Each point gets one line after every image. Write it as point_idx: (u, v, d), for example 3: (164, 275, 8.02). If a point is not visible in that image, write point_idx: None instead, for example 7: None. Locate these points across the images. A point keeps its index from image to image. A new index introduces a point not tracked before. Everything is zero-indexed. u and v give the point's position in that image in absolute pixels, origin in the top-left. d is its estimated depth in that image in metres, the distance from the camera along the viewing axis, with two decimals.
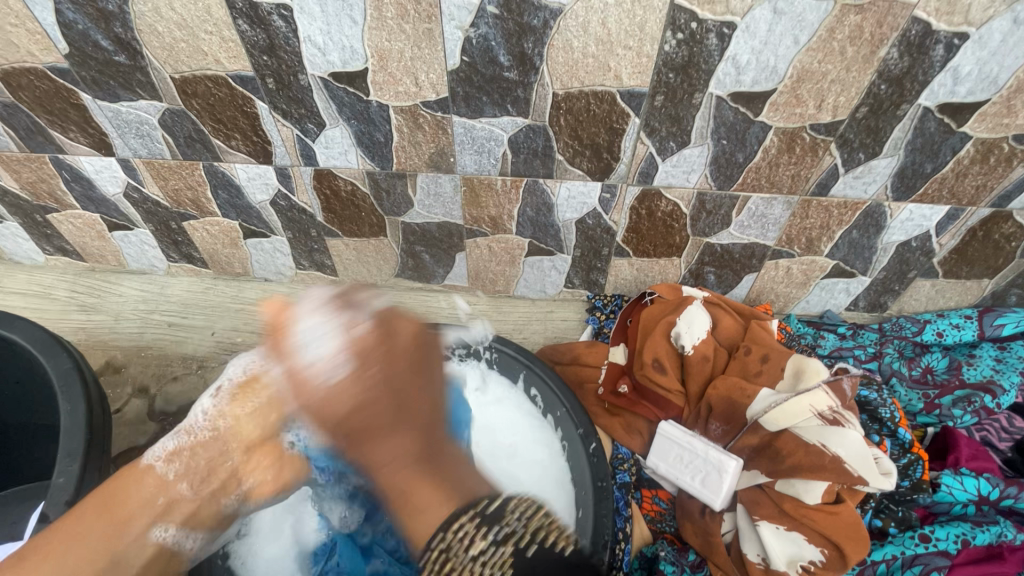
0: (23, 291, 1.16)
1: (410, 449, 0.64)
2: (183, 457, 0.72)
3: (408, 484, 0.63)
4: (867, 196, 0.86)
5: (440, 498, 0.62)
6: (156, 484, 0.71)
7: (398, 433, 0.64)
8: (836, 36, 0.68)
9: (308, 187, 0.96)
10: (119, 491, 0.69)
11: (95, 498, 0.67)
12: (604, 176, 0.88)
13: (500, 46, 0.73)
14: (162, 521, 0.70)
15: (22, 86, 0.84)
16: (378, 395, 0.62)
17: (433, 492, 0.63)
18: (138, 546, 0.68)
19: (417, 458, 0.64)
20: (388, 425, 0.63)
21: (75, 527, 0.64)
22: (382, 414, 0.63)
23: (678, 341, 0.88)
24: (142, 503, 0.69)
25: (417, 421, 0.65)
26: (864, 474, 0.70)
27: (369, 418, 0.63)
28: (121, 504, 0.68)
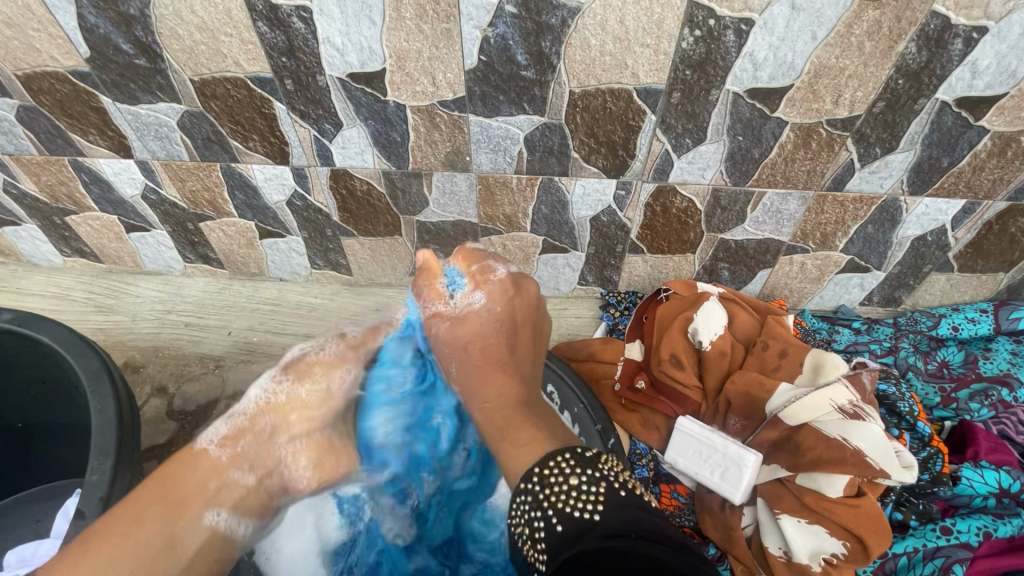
0: (42, 293, 1.17)
1: (510, 396, 0.73)
2: (238, 441, 0.69)
3: (504, 427, 0.70)
4: (883, 191, 0.86)
5: (541, 439, 0.66)
6: (210, 470, 0.67)
7: (496, 378, 0.74)
8: (854, 31, 0.68)
9: (324, 188, 0.96)
10: (172, 480, 0.64)
11: (148, 489, 0.63)
12: (619, 173, 0.88)
13: (518, 45, 0.73)
14: (215, 504, 0.66)
15: (43, 90, 0.85)
16: (475, 346, 0.74)
17: (535, 433, 0.67)
18: (195, 532, 0.64)
19: (506, 404, 0.72)
20: (500, 377, 0.74)
21: (132, 513, 0.60)
22: (487, 361, 0.74)
23: (695, 337, 0.88)
24: (197, 489, 0.65)
25: (519, 374, 0.74)
26: (886, 467, 0.70)
27: (477, 365, 0.74)
28: (176, 493, 0.64)
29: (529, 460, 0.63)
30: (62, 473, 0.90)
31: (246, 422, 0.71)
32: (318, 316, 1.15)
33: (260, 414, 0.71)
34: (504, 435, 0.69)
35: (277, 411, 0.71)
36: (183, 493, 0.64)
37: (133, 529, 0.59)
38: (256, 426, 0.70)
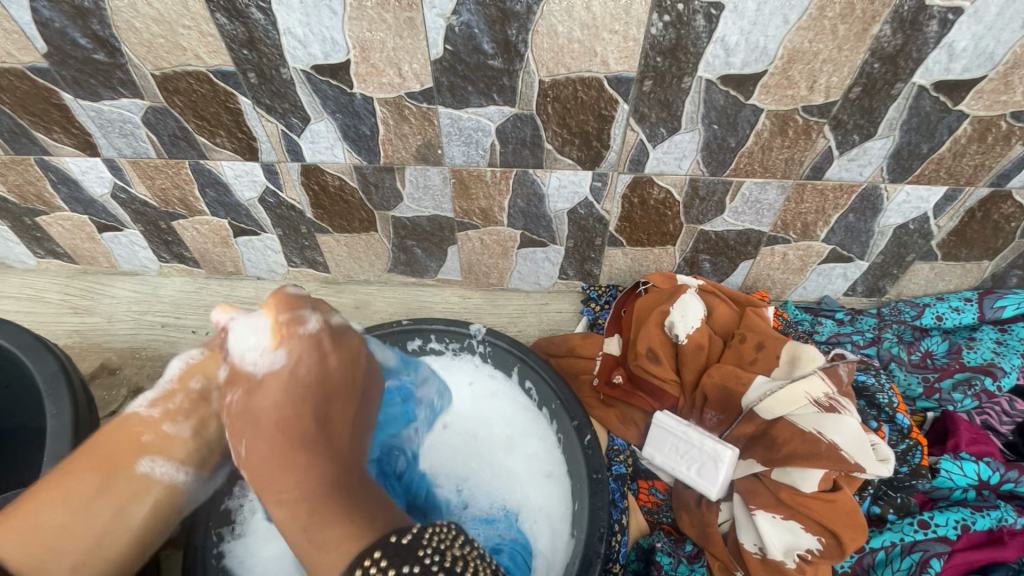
0: (16, 295, 1.15)
1: (312, 484, 0.58)
2: (169, 399, 0.70)
3: (305, 529, 0.57)
4: (862, 179, 0.85)
5: (343, 541, 0.55)
6: (144, 425, 0.68)
7: (301, 454, 0.59)
8: (826, 14, 0.66)
9: (296, 184, 0.95)
10: (107, 445, 0.66)
11: (89, 449, 0.65)
12: (594, 164, 0.87)
13: (483, 33, 0.71)
14: (151, 452, 0.67)
15: (2, 87, 0.83)
16: (274, 413, 0.60)
17: (345, 524, 0.56)
18: (129, 493, 0.64)
19: (311, 475, 0.58)
20: (295, 451, 0.59)
21: (63, 481, 0.61)
22: (283, 431, 0.60)
23: (672, 330, 0.87)
24: (133, 451, 0.66)
25: (332, 444, 0.61)
26: (862, 461, 0.69)
27: (275, 439, 0.59)
28: (113, 462, 0.64)
29: (341, 563, 0.54)
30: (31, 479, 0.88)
31: (177, 382, 0.71)
32: None
33: (191, 375, 0.72)
34: (304, 536, 0.57)
35: (206, 371, 0.72)
36: (119, 460, 0.65)
37: (58, 506, 0.60)
38: (186, 384, 0.71)
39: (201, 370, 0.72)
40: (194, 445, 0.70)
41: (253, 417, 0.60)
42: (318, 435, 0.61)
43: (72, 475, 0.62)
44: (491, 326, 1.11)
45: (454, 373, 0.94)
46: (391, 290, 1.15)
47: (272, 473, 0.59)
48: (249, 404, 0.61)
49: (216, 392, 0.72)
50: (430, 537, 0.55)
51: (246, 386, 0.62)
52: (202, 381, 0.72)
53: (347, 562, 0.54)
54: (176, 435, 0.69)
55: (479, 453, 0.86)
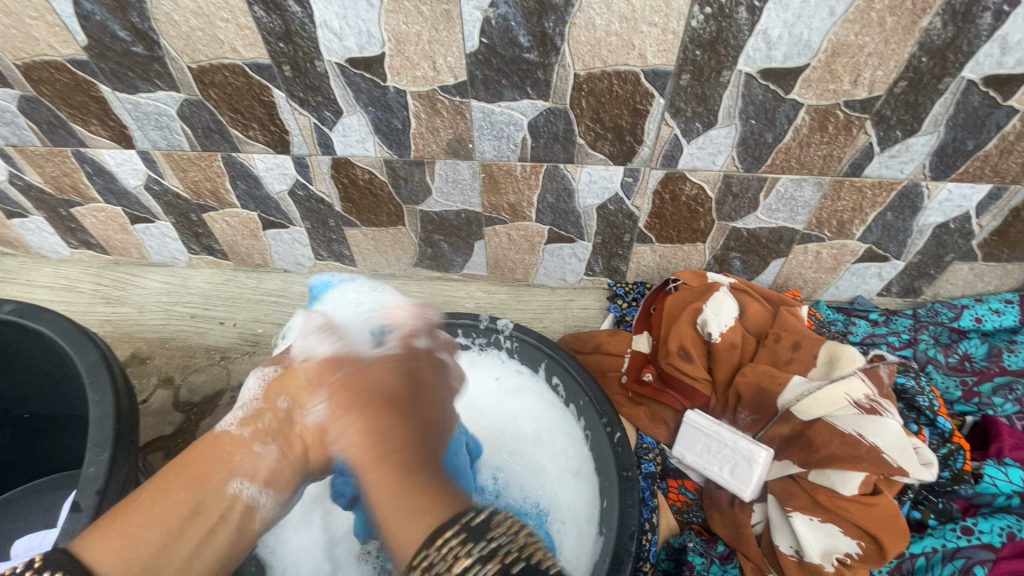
0: (50, 285, 1.18)
1: (408, 455, 0.57)
2: (258, 419, 0.61)
3: (394, 500, 0.54)
4: (903, 176, 0.83)
5: (422, 517, 0.51)
6: (244, 452, 0.60)
7: (375, 452, 0.58)
8: (874, 5, 0.64)
9: (326, 177, 0.95)
10: (197, 459, 0.59)
11: (173, 467, 0.58)
12: (626, 160, 0.86)
13: (520, 26, 0.70)
14: (242, 474, 0.59)
15: (42, 79, 0.84)
16: (364, 383, 0.61)
17: (424, 498, 0.53)
18: (220, 506, 0.57)
19: (402, 458, 0.57)
20: (386, 430, 0.58)
21: (158, 486, 0.56)
22: (381, 418, 0.59)
23: (705, 328, 0.86)
24: (228, 463, 0.59)
25: (417, 433, 0.59)
26: (904, 465, 0.68)
27: (376, 428, 0.59)
28: (204, 470, 0.58)
29: (418, 539, 0.50)
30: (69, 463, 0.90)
31: (260, 404, 0.62)
32: None
33: (276, 394, 0.63)
34: (388, 500, 0.54)
35: (290, 389, 0.63)
36: (206, 470, 0.58)
37: (147, 518, 0.54)
38: (273, 404, 0.62)
39: (292, 393, 0.62)
40: (285, 468, 0.61)
41: (346, 381, 0.62)
42: (415, 411, 0.60)
43: (157, 496, 0.56)
44: (516, 322, 1.10)
45: (481, 368, 0.94)
46: (416, 284, 1.15)
47: (372, 458, 0.58)
48: (342, 395, 0.61)
49: (303, 416, 0.62)
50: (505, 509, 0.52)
51: (342, 371, 0.62)
52: (290, 403, 0.62)
53: (416, 545, 0.49)
54: (238, 436, 0.61)
55: (506, 447, 0.88)
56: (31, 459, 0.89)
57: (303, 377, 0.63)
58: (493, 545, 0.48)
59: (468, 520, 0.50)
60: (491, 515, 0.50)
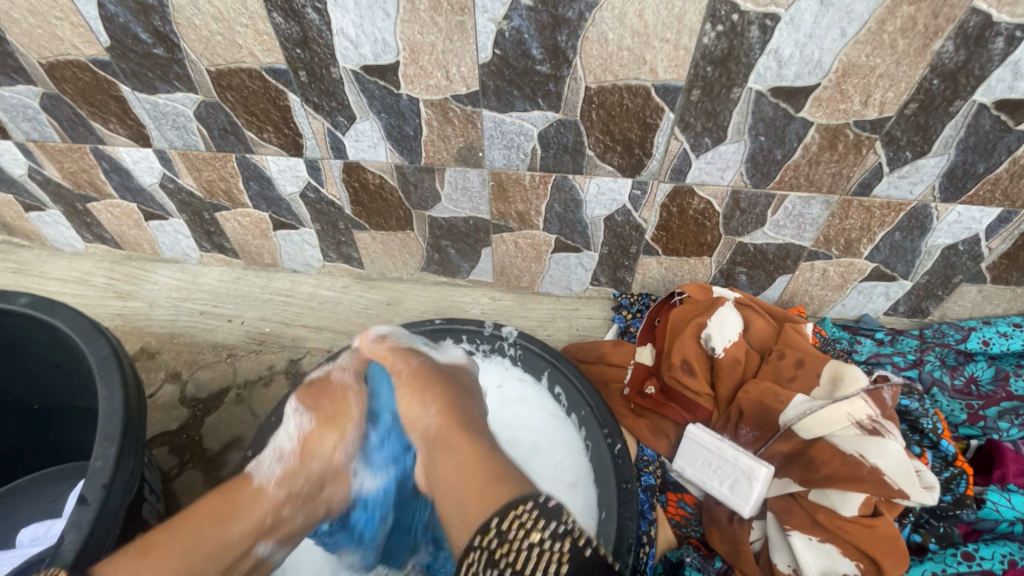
0: (63, 278, 1.20)
1: (471, 457, 0.66)
2: (294, 482, 0.72)
3: (477, 490, 0.62)
4: (912, 197, 0.82)
5: (489, 498, 0.61)
6: (264, 507, 0.69)
7: (456, 424, 0.70)
8: (886, 27, 0.65)
9: (337, 180, 0.96)
10: (230, 502, 0.68)
11: (206, 502, 0.68)
12: (635, 172, 0.86)
13: (533, 38, 0.71)
14: (266, 537, 0.70)
15: (65, 78, 0.86)
16: (440, 382, 0.74)
17: (494, 483, 0.62)
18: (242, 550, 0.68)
19: (472, 445, 0.68)
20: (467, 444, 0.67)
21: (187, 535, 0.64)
22: (457, 410, 0.71)
23: (708, 343, 0.86)
24: (251, 510, 0.69)
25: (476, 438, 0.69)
26: (904, 487, 0.68)
27: (448, 439, 0.69)
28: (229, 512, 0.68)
29: (487, 512, 0.60)
30: (77, 454, 0.92)
31: (297, 463, 0.73)
32: (331, 309, 1.15)
33: (312, 451, 0.75)
34: (475, 496, 0.62)
35: (316, 451, 0.75)
36: (238, 511, 0.68)
37: (194, 532, 0.64)
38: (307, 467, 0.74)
39: (322, 452, 0.75)
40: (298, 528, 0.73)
41: (422, 400, 0.73)
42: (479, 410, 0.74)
43: (195, 526, 0.65)
44: (520, 329, 1.10)
45: (483, 375, 0.94)
46: (422, 288, 1.16)
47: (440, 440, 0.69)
48: (418, 383, 0.74)
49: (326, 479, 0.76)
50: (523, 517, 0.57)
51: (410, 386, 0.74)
52: (322, 464, 0.75)
53: (489, 515, 0.59)
54: (274, 498, 0.70)
55: None
56: (40, 449, 0.91)
57: (325, 427, 0.76)
58: (563, 528, 0.56)
59: (539, 501, 0.58)
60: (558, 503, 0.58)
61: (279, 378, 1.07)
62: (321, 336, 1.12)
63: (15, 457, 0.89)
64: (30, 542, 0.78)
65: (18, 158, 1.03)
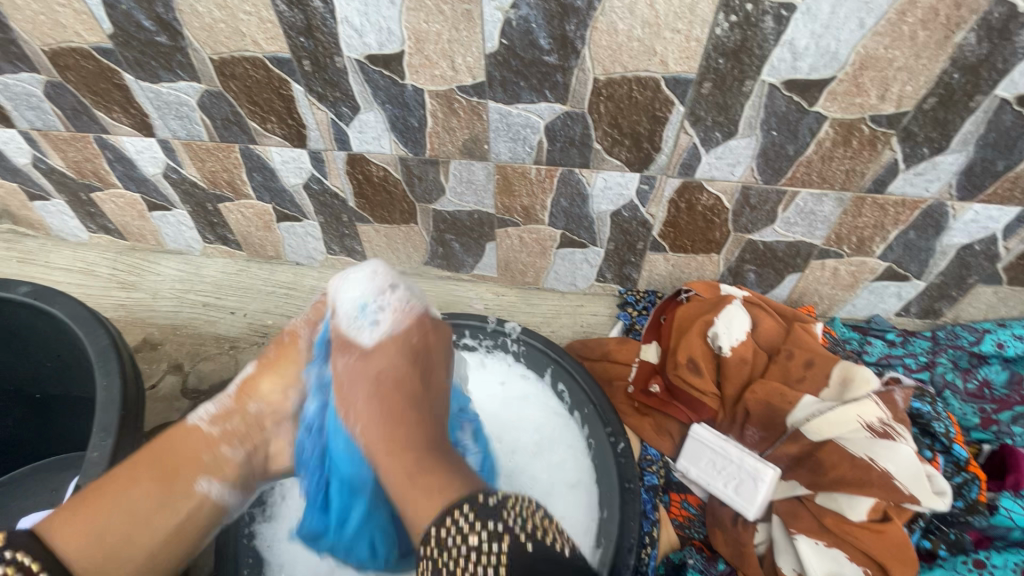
0: (68, 267, 1.20)
1: (415, 440, 0.66)
2: (227, 419, 0.71)
3: (407, 475, 0.63)
4: (928, 195, 0.80)
5: (440, 493, 0.60)
6: (202, 443, 0.68)
7: (406, 417, 0.67)
8: (906, 19, 0.63)
9: (341, 172, 0.95)
10: (170, 449, 0.66)
11: (144, 456, 0.64)
12: (643, 167, 0.85)
13: (541, 28, 0.70)
14: (208, 473, 0.67)
15: (68, 66, 0.85)
16: (380, 377, 0.70)
17: (440, 480, 0.61)
18: (189, 500, 0.65)
19: (412, 442, 0.65)
20: (406, 420, 0.67)
21: (130, 474, 0.63)
22: (399, 401, 0.68)
23: (715, 342, 0.85)
24: (192, 455, 0.67)
25: (428, 414, 0.69)
26: (914, 492, 0.67)
27: (388, 417, 0.67)
28: (171, 455, 0.66)
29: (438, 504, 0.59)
30: (78, 443, 0.92)
31: (233, 402, 0.73)
32: None
33: (247, 397, 0.74)
34: (408, 481, 0.62)
35: (259, 391, 0.75)
36: (179, 462, 0.66)
37: (132, 490, 0.62)
38: (245, 407, 0.73)
39: (261, 396, 0.75)
40: (246, 472, 0.70)
41: (358, 383, 0.70)
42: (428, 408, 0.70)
43: (136, 477, 0.62)
44: (524, 324, 1.09)
45: (487, 371, 0.93)
46: (426, 282, 1.15)
47: (387, 442, 0.66)
48: (364, 372, 0.70)
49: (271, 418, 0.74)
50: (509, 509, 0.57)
51: (355, 354, 0.72)
52: (261, 407, 0.74)
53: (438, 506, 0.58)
54: (209, 435, 0.69)
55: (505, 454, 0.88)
56: (43, 438, 0.91)
57: (269, 371, 0.76)
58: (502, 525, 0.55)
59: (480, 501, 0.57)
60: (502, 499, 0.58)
61: None
62: None
63: (17, 445, 0.90)
64: (30, 530, 0.79)
65: (23, 147, 1.02)
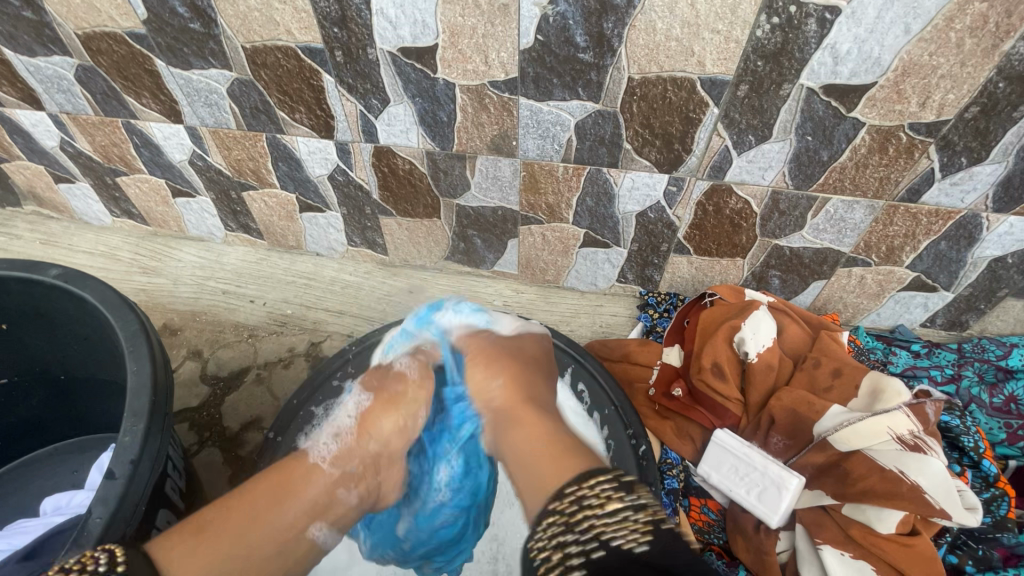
0: (90, 251, 1.20)
1: (547, 429, 0.62)
2: (348, 461, 0.68)
3: (534, 456, 0.60)
4: (963, 206, 0.79)
5: (572, 463, 0.57)
6: (321, 485, 0.65)
7: (524, 400, 0.68)
8: (954, 25, 0.61)
9: (367, 164, 0.95)
10: (289, 484, 0.63)
11: (261, 487, 0.61)
12: (672, 168, 0.84)
13: (578, 25, 0.69)
14: (320, 518, 0.63)
15: (100, 50, 0.85)
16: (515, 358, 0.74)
17: (571, 450, 0.59)
18: (299, 542, 0.61)
19: (542, 405, 0.68)
20: (534, 396, 0.68)
21: (245, 511, 0.58)
22: (527, 379, 0.71)
23: (741, 347, 0.84)
24: (307, 493, 0.63)
25: (544, 402, 0.68)
26: (946, 506, 0.66)
27: (523, 379, 0.71)
28: (288, 490, 0.62)
29: (563, 478, 0.55)
30: (99, 426, 0.93)
31: (355, 442, 0.70)
32: (353, 294, 1.15)
33: (372, 423, 0.71)
34: (532, 456, 0.60)
35: (377, 430, 0.71)
36: (294, 492, 0.63)
37: (257, 526, 0.58)
38: (365, 445, 0.70)
39: (381, 434, 0.71)
40: (352, 514, 0.68)
41: (492, 364, 0.72)
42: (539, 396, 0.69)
43: (257, 508, 0.59)
44: (543, 323, 1.09)
45: None
46: (445, 277, 1.15)
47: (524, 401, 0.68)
48: (484, 356, 0.74)
49: (386, 457, 0.72)
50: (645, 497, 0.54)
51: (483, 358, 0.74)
52: (380, 446, 0.71)
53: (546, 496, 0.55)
54: (330, 475, 0.66)
55: None
56: (64, 420, 0.92)
57: (384, 407, 0.73)
58: (641, 506, 0.52)
59: (617, 475, 0.54)
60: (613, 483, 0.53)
61: (299, 360, 1.07)
62: (343, 321, 1.12)
63: (38, 426, 0.91)
64: (53, 508, 0.79)
65: (51, 130, 1.03)
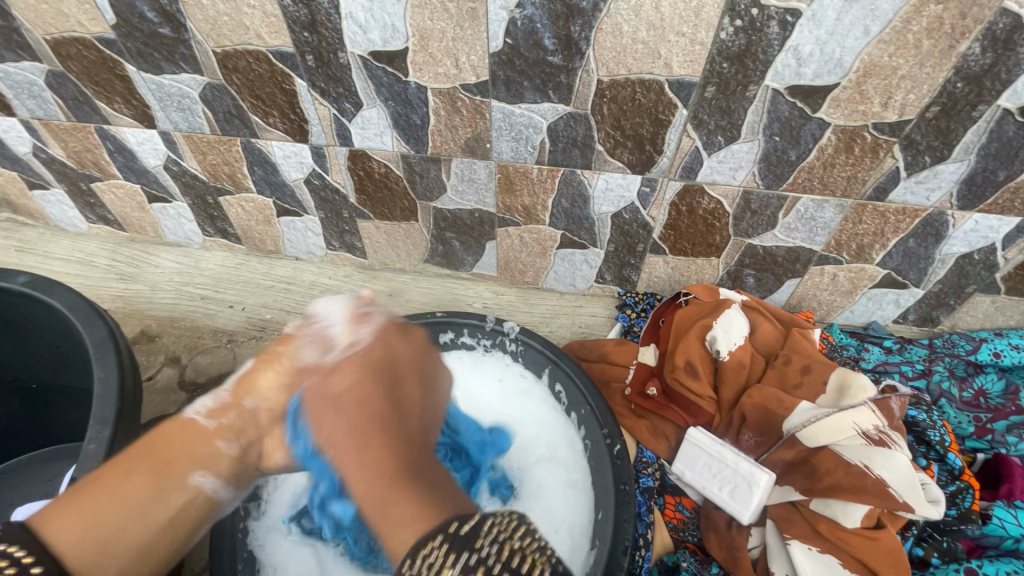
0: (66, 258, 1.19)
1: (389, 464, 0.55)
2: (224, 414, 0.68)
3: (384, 499, 0.52)
4: (928, 204, 0.80)
5: (415, 519, 0.50)
6: (199, 436, 0.65)
7: (387, 414, 0.58)
8: (911, 27, 0.63)
9: (342, 168, 0.95)
10: (165, 440, 0.64)
11: (137, 447, 0.62)
12: (644, 169, 0.85)
13: (546, 28, 0.70)
14: (203, 467, 0.64)
15: (70, 55, 0.85)
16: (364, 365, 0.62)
17: (415, 504, 0.51)
18: (181, 493, 0.61)
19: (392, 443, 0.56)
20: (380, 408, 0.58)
21: (119, 472, 0.59)
22: (363, 415, 0.58)
23: (713, 346, 0.85)
24: (189, 446, 0.64)
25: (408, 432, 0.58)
26: (910, 500, 0.67)
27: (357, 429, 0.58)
28: (167, 447, 0.63)
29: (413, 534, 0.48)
30: (72, 434, 0.92)
31: (231, 398, 0.70)
32: (333, 298, 1.15)
33: (244, 393, 0.70)
34: (380, 507, 0.52)
35: (257, 389, 0.70)
36: (172, 449, 0.63)
37: (128, 482, 0.59)
38: (240, 402, 0.69)
39: (257, 392, 0.70)
40: (239, 466, 0.67)
41: (331, 403, 0.61)
42: (401, 421, 0.59)
43: (130, 467, 0.60)
44: (523, 324, 1.09)
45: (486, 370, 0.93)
46: (425, 280, 1.15)
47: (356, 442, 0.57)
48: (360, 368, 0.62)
49: (267, 414, 0.69)
50: (489, 530, 0.48)
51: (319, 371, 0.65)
52: (258, 404, 0.70)
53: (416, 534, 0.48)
54: (206, 427, 0.66)
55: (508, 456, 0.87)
56: (34, 429, 0.91)
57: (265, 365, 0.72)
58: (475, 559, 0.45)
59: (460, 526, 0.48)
60: (478, 525, 0.48)
61: None
62: None
63: (8, 435, 0.90)
64: (25, 519, 0.79)
65: (23, 135, 1.02)
